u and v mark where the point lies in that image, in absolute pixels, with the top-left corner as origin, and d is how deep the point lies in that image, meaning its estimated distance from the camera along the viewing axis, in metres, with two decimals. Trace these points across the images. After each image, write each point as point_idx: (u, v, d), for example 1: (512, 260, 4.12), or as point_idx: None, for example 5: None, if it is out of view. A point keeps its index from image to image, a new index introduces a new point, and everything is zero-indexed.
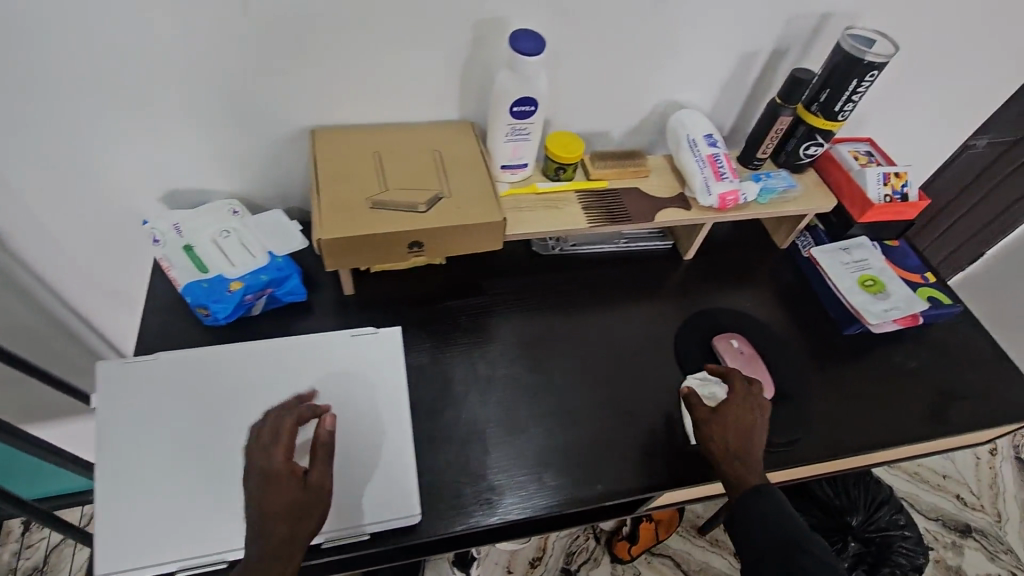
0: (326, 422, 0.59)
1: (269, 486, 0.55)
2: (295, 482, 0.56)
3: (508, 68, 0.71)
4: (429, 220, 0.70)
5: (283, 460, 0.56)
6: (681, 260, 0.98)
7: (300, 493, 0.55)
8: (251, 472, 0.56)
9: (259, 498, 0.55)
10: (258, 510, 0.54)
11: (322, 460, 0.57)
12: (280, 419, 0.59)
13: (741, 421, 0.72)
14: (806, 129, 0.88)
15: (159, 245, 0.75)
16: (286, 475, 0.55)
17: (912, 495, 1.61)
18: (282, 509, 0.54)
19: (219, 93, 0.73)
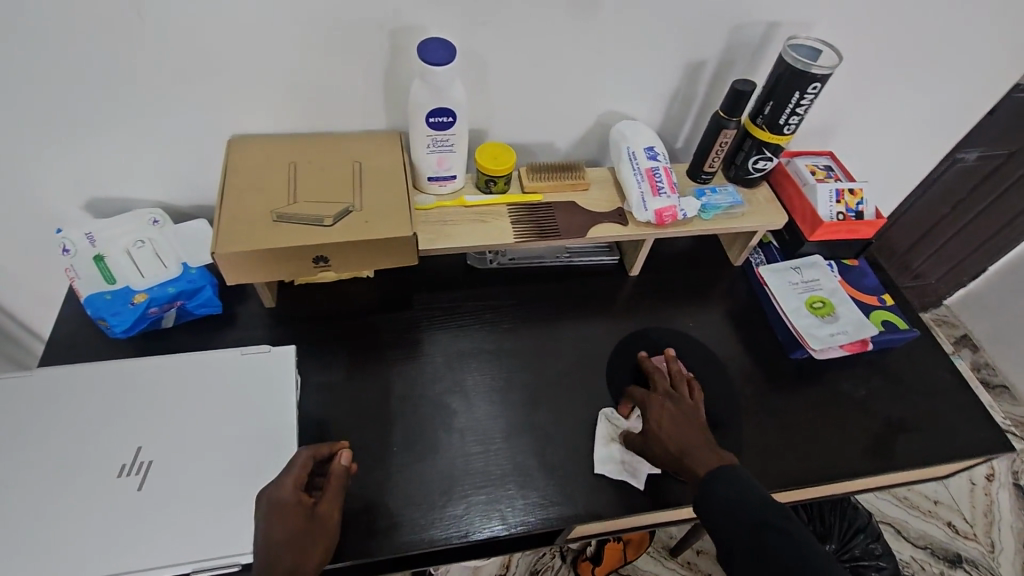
0: (344, 456, 0.62)
1: (275, 515, 0.56)
2: (304, 513, 0.58)
3: (420, 78, 0.68)
4: (333, 235, 0.68)
5: (293, 490, 0.58)
6: (627, 276, 0.94)
7: (306, 523, 0.57)
8: (264, 500, 0.57)
9: (265, 527, 0.56)
10: (265, 538, 0.55)
11: (332, 494, 0.60)
12: (299, 452, 0.61)
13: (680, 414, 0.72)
14: (752, 142, 0.84)
15: (68, 255, 0.74)
16: (294, 504, 0.57)
17: (899, 521, 1.54)
18: (287, 540, 0.56)
19: (128, 101, 0.71)
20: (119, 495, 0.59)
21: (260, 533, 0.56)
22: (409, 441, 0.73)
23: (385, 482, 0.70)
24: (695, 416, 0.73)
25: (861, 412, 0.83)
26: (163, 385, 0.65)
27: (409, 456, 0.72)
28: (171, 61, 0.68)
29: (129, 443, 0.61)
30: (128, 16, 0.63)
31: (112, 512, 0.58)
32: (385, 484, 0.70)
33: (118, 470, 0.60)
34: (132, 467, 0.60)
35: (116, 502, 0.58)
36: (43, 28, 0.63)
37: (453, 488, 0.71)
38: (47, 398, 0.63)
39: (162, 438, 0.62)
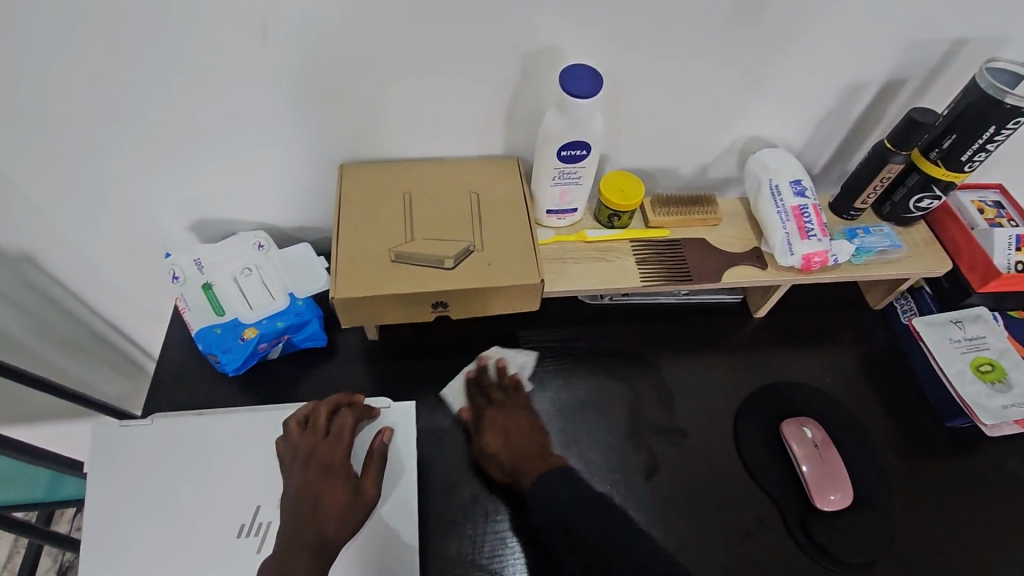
0: (385, 432, 0.59)
1: (324, 478, 0.54)
2: (348, 483, 0.55)
3: (557, 107, 0.61)
4: (455, 280, 0.63)
5: (341, 455, 0.56)
6: (751, 317, 0.84)
7: (348, 496, 0.54)
8: (314, 462, 0.55)
9: (311, 488, 0.53)
10: (309, 501, 0.52)
11: (375, 470, 0.57)
12: (344, 415, 0.59)
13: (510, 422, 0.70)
14: (920, 178, 0.73)
15: (178, 282, 0.71)
16: (341, 472, 0.55)
17: None
18: (331, 509, 0.53)
19: (242, 123, 0.67)
20: (237, 558, 0.56)
21: (303, 495, 0.53)
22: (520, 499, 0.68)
23: (500, 546, 0.66)
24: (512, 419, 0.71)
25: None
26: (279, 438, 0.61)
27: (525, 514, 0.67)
28: (290, 84, 0.64)
29: (249, 501, 0.58)
30: (252, 37, 0.59)
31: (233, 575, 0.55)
32: (496, 548, 0.65)
33: (237, 529, 0.57)
34: (251, 527, 0.57)
35: (236, 563, 0.56)
36: (166, 49, 0.59)
37: None
38: (163, 448, 0.59)
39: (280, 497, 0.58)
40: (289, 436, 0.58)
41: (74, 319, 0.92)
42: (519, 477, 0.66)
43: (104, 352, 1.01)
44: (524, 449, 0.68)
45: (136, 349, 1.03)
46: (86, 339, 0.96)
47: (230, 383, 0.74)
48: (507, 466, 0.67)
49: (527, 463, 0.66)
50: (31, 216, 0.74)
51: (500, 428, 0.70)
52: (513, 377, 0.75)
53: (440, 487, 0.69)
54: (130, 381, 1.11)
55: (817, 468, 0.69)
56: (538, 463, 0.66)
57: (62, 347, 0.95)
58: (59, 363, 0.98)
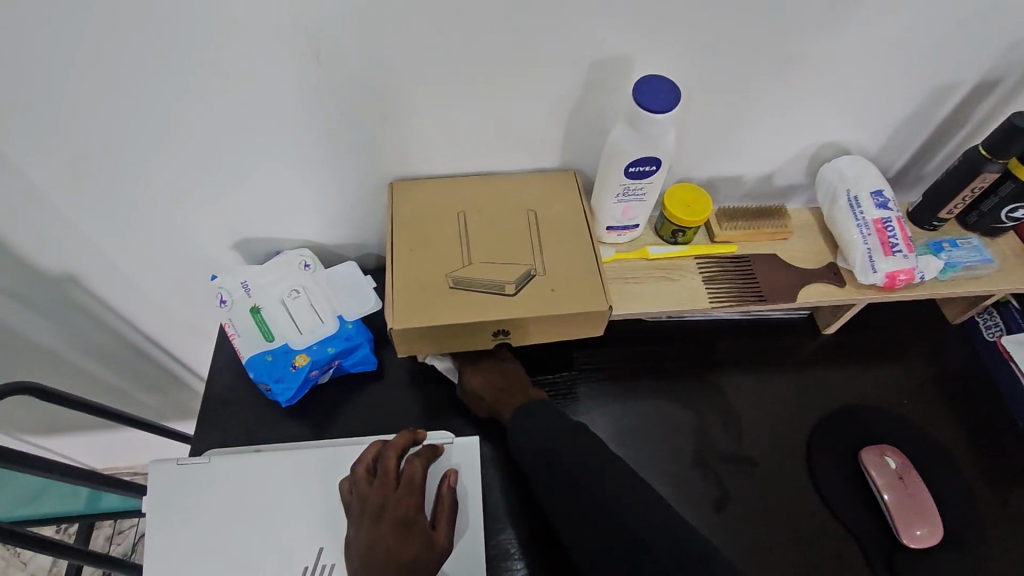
0: (452, 476, 0.58)
1: (399, 533, 0.52)
2: (423, 537, 0.53)
3: (628, 122, 0.57)
4: (518, 307, 0.59)
5: (413, 507, 0.54)
6: (819, 333, 0.79)
7: (424, 550, 0.52)
8: (386, 515, 0.53)
9: (387, 544, 0.51)
10: (385, 558, 0.51)
11: (447, 520, 0.55)
12: (412, 461, 0.57)
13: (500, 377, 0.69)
14: (1015, 186, 0.66)
15: (225, 306, 0.69)
16: (417, 526, 0.53)
17: None
18: (408, 565, 0.51)
19: (292, 143, 0.64)
20: None
21: (378, 551, 0.51)
22: None
23: None
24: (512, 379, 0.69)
25: None
26: (339, 475, 0.58)
27: None
28: (343, 103, 0.61)
29: (310, 543, 0.55)
30: (304, 58, 0.55)
31: None
32: None
33: (300, 572, 0.55)
34: (314, 570, 0.55)
35: None
36: (216, 74, 0.56)
37: None
38: (222, 487, 0.57)
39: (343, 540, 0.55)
40: (355, 484, 0.55)
41: (116, 336, 0.91)
42: (498, 409, 0.68)
43: (145, 367, 1.00)
44: (504, 389, 0.68)
45: (174, 364, 1.02)
46: (127, 355, 0.96)
47: (280, 410, 0.71)
48: (489, 401, 0.68)
49: (509, 399, 0.68)
50: (76, 239, 0.72)
51: (476, 367, 0.70)
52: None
53: (499, 519, 0.66)
54: (170, 393, 1.10)
55: (902, 502, 0.65)
56: (518, 399, 0.68)
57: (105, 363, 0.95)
58: (102, 377, 0.98)
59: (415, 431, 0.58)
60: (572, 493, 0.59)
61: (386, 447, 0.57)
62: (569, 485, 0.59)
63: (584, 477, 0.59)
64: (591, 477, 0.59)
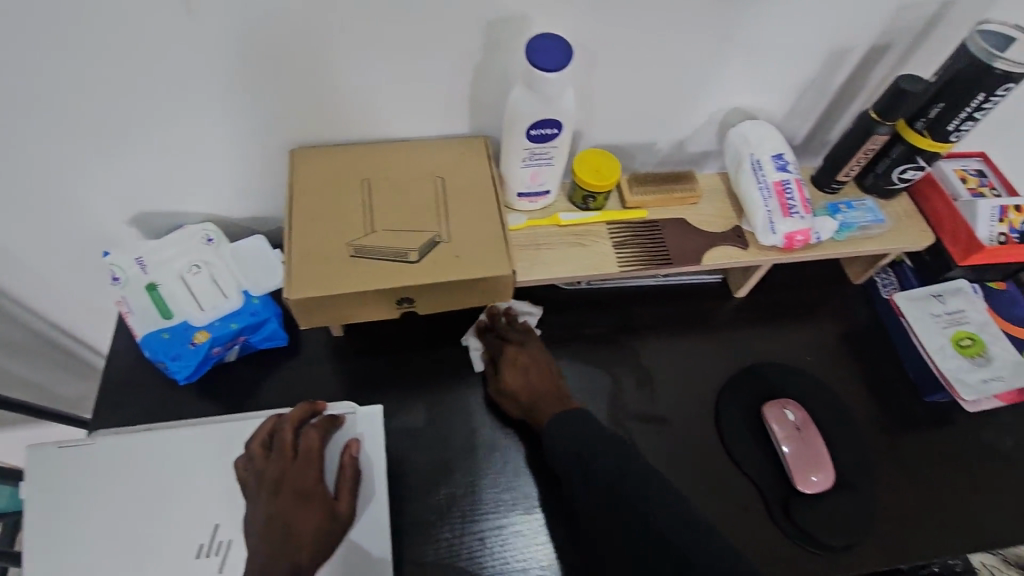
0: (354, 446, 0.56)
1: (297, 505, 0.52)
2: (325, 506, 0.53)
3: (524, 83, 0.56)
4: (421, 275, 0.58)
5: (313, 478, 0.53)
6: (731, 297, 0.82)
7: (325, 520, 0.52)
8: (284, 488, 0.52)
9: (286, 517, 0.51)
10: (281, 533, 0.50)
11: (349, 490, 0.54)
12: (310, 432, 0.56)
13: (539, 371, 0.69)
14: (904, 149, 0.70)
15: (119, 284, 0.65)
16: (316, 496, 0.53)
17: None
18: (306, 537, 0.51)
19: (183, 109, 0.61)
20: None
21: (273, 526, 0.51)
22: (502, 494, 0.66)
23: (481, 544, 0.64)
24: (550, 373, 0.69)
25: (1004, 469, 0.73)
26: (236, 450, 0.56)
27: (498, 518, 0.65)
28: (231, 65, 0.57)
29: (205, 520, 0.54)
30: (180, 14, 0.52)
31: None
32: (474, 549, 0.63)
33: (194, 550, 0.53)
34: (210, 547, 0.53)
35: None
36: (84, 29, 0.51)
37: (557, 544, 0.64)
38: (110, 466, 0.55)
39: (240, 515, 0.54)
40: (250, 461, 0.54)
41: (20, 325, 0.86)
42: (534, 412, 0.67)
43: (57, 356, 0.95)
44: (548, 388, 0.68)
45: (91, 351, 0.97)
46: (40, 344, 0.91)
47: (187, 391, 0.69)
48: (524, 402, 0.68)
49: (551, 403, 0.66)
50: None
51: (515, 366, 0.69)
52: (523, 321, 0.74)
53: (414, 488, 0.66)
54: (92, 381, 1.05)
55: (799, 449, 0.68)
56: (555, 404, 0.66)
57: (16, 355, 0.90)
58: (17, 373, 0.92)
59: (314, 403, 0.57)
60: (605, 503, 0.56)
61: (282, 421, 0.56)
62: (605, 495, 0.57)
63: (630, 490, 0.56)
64: (628, 484, 0.56)
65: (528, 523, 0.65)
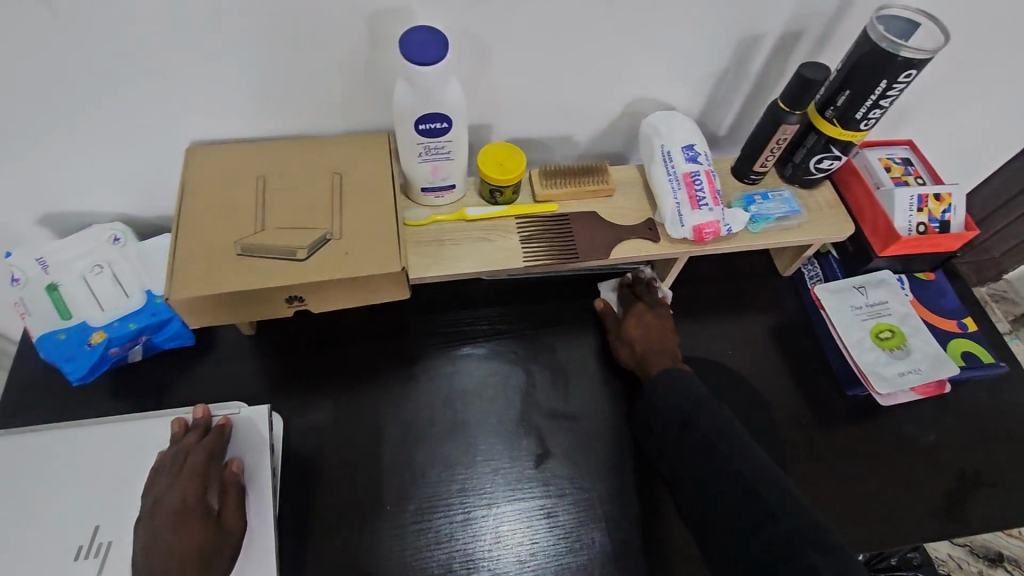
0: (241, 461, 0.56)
1: (177, 526, 0.50)
2: (206, 523, 0.52)
3: (404, 78, 0.55)
4: (308, 273, 0.58)
5: (193, 495, 0.52)
6: (657, 290, 0.81)
7: (209, 537, 0.51)
8: (163, 509, 0.51)
9: (163, 542, 0.49)
10: (166, 556, 0.49)
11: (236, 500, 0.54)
12: (194, 449, 0.55)
13: (643, 322, 0.74)
14: (818, 138, 0.68)
15: (18, 285, 0.65)
16: (197, 514, 0.52)
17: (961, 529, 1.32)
18: (190, 557, 0.49)
19: (67, 109, 0.60)
20: None
21: (157, 549, 0.49)
22: (406, 492, 0.66)
23: (379, 543, 0.63)
24: (666, 325, 0.74)
25: (927, 463, 0.71)
26: (123, 450, 0.56)
27: (398, 517, 0.64)
28: (107, 65, 0.56)
29: (84, 522, 0.53)
30: (42, 14, 0.51)
31: None
32: (373, 549, 0.63)
33: (74, 552, 0.52)
34: (90, 549, 0.53)
35: None
36: None
37: (456, 544, 0.63)
38: None
39: (120, 517, 0.54)
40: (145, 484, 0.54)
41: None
42: (646, 363, 0.71)
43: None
44: (647, 337, 0.72)
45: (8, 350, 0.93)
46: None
47: (95, 391, 0.69)
48: (638, 352, 0.72)
49: (660, 357, 0.71)
50: None
51: (641, 320, 0.74)
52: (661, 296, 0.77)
53: (317, 487, 0.65)
54: None
55: None
56: (667, 360, 0.71)
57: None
58: None
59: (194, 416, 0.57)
60: (705, 456, 0.61)
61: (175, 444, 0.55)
62: (702, 445, 0.62)
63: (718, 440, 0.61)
64: (727, 443, 0.61)
65: (428, 521, 0.64)
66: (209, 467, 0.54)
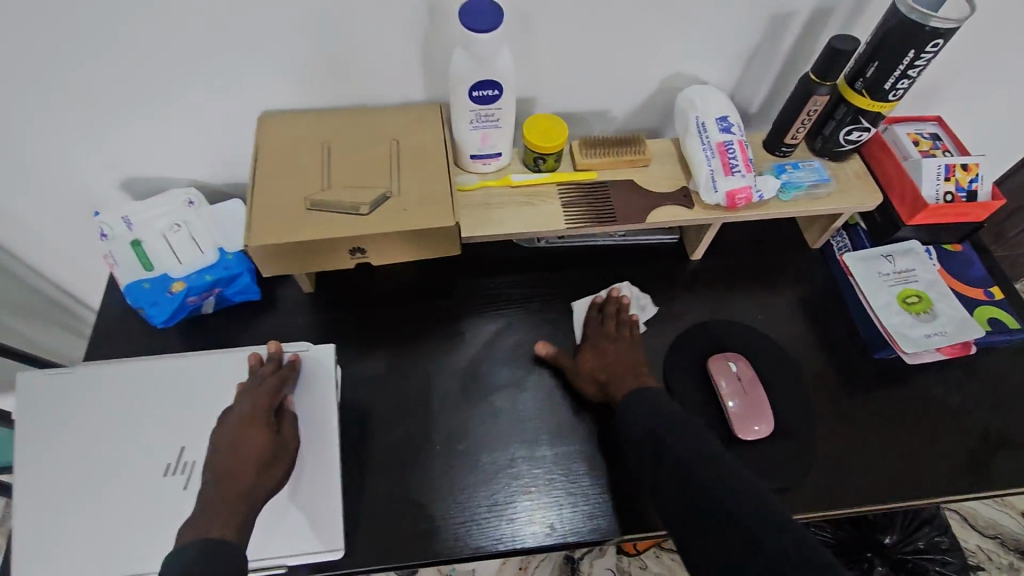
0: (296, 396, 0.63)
1: (245, 430, 0.57)
2: (269, 435, 0.58)
3: (462, 47, 0.60)
4: (370, 225, 0.63)
5: (261, 409, 0.59)
6: (688, 259, 0.84)
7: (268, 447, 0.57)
8: (235, 414, 0.58)
9: (229, 442, 0.56)
10: (229, 449, 0.55)
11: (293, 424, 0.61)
12: (268, 376, 0.62)
13: (608, 352, 0.73)
14: (847, 110, 0.72)
15: (106, 240, 0.72)
16: (262, 424, 0.58)
17: (988, 520, 1.32)
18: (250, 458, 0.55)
19: (157, 78, 0.67)
20: (166, 494, 0.58)
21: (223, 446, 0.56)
22: (451, 438, 0.70)
23: (428, 481, 0.68)
24: (630, 342, 0.75)
25: (952, 424, 0.73)
26: (203, 383, 0.62)
27: (444, 460, 0.69)
28: (195, 37, 0.63)
29: (171, 444, 0.60)
30: None
31: (161, 511, 0.57)
32: (421, 485, 0.67)
33: (163, 469, 0.59)
34: (176, 467, 0.59)
35: (164, 501, 0.58)
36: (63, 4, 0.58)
37: (497, 488, 0.68)
38: (90, 394, 0.62)
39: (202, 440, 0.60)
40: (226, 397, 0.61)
41: (58, 307, 0.99)
42: (610, 389, 0.70)
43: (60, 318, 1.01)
44: (624, 367, 0.71)
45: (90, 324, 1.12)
46: (68, 322, 1.04)
47: (170, 339, 0.75)
48: (602, 380, 0.71)
49: (628, 380, 0.70)
50: None
51: (598, 350, 0.73)
52: (632, 315, 0.78)
53: (371, 428, 0.71)
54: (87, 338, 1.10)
55: (742, 401, 0.70)
56: (631, 380, 0.70)
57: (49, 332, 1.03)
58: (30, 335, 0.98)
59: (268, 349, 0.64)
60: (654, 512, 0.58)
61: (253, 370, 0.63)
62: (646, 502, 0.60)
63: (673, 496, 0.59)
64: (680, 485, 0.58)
65: (473, 464, 0.69)
66: (277, 393, 0.61)
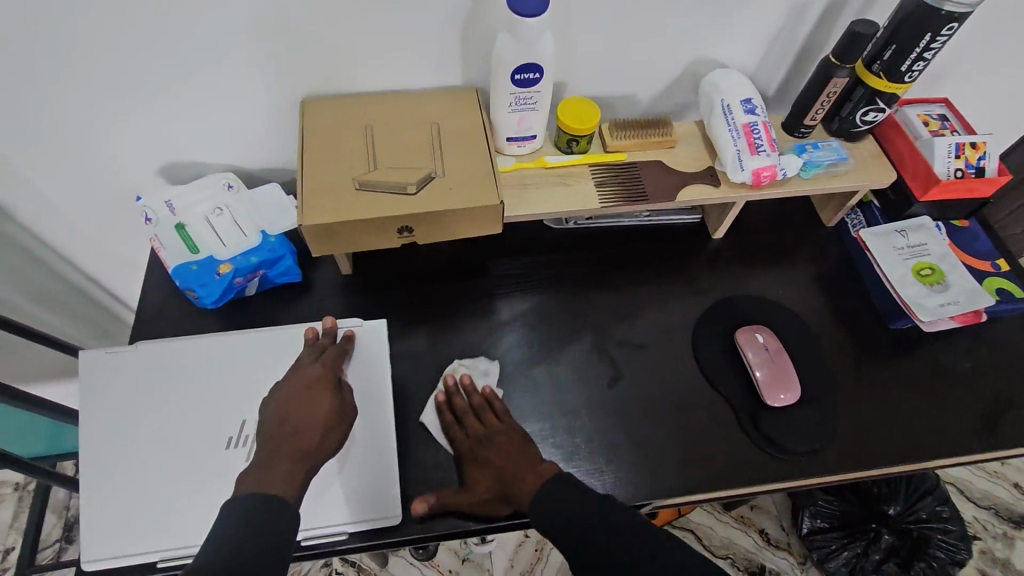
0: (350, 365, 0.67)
1: (311, 392, 0.60)
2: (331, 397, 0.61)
3: (507, 31, 0.63)
4: (419, 203, 0.66)
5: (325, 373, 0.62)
6: (711, 238, 0.88)
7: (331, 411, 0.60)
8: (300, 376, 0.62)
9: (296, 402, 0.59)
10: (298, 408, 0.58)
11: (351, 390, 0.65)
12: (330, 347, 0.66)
13: (502, 454, 0.65)
14: (865, 91, 0.76)
15: (151, 224, 0.73)
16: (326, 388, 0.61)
17: (981, 493, 1.37)
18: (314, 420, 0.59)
19: (203, 63, 0.68)
20: (230, 465, 0.60)
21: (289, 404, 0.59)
22: None
23: None
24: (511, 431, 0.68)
25: (965, 388, 0.78)
26: (261, 359, 0.65)
27: None
28: (244, 22, 0.64)
29: (234, 417, 0.62)
30: None
31: (225, 481, 0.59)
32: None
33: (226, 441, 0.61)
34: (239, 439, 0.61)
35: (228, 471, 0.59)
36: None
37: None
38: (149, 372, 0.64)
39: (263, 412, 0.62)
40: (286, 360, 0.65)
41: (94, 304, 1.02)
42: (510, 496, 0.63)
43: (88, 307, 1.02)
44: (511, 465, 0.64)
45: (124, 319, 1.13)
46: (93, 314, 1.05)
47: (212, 320, 0.76)
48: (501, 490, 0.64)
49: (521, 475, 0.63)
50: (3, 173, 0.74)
51: (482, 463, 0.66)
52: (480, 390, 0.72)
53: (416, 402, 0.73)
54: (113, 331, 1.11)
55: (770, 369, 0.74)
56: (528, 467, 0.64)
57: (79, 328, 1.05)
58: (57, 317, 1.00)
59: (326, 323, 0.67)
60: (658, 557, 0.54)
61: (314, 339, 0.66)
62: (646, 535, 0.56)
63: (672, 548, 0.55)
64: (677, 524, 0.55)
65: None
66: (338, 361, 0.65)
